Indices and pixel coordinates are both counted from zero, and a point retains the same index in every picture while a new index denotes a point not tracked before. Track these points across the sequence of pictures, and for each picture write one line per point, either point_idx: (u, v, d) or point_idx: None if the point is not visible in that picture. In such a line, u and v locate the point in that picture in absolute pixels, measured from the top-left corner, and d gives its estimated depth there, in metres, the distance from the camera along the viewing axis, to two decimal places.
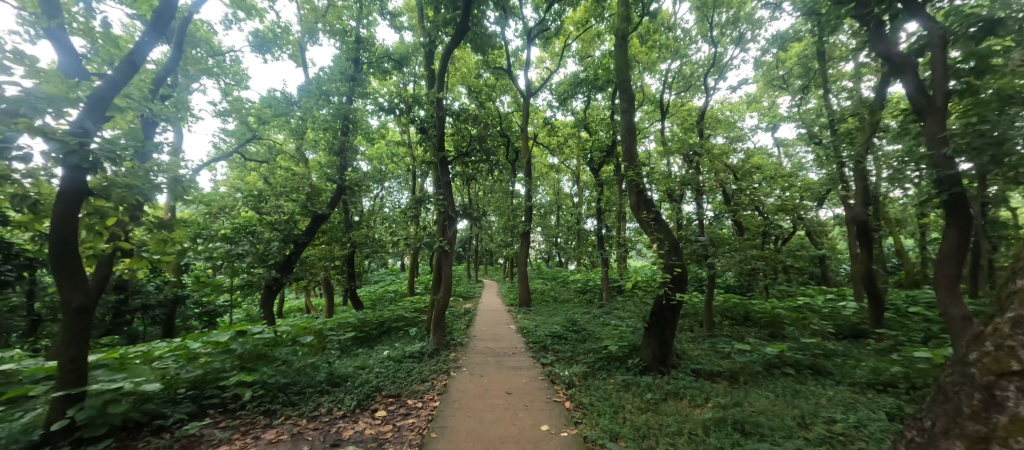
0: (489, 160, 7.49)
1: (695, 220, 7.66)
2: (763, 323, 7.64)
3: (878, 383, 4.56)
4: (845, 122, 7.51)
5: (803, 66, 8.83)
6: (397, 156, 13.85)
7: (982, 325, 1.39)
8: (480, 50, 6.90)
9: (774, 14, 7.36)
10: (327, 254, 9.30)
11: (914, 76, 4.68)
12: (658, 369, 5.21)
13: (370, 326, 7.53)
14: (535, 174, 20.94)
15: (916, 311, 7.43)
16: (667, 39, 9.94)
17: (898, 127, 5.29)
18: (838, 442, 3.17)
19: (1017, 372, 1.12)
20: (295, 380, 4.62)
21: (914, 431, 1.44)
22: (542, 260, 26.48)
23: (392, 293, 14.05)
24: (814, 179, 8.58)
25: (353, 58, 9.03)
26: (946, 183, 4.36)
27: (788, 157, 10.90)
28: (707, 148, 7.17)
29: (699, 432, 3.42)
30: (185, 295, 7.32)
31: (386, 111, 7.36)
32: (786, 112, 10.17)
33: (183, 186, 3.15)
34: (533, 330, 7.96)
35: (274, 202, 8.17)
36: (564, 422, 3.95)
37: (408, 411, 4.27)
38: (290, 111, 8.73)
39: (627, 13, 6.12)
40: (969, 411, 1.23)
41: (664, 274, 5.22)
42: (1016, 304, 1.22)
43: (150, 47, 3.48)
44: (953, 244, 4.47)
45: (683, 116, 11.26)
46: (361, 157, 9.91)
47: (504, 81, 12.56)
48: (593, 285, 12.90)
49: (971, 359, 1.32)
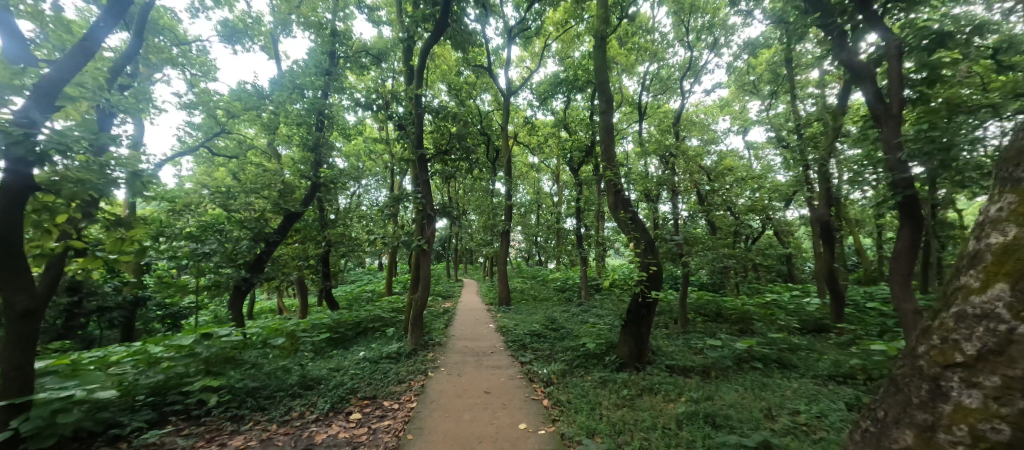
0: (469, 158, 7.48)
1: (670, 220, 7.84)
2: (733, 319, 7.92)
3: (838, 375, 4.83)
4: (810, 127, 7.90)
5: (772, 73, 9.20)
6: (374, 153, 13.59)
7: (929, 320, 1.46)
8: (460, 47, 6.94)
9: (746, 21, 7.61)
10: (300, 253, 9.11)
11: (871, 83, 4.89)
12: (634, 365, 5.32)
13: (346, 327, 7.36)
14: (515, 173, 20.94)
15: (873, 307, 7.89)
16: (644, 42, 10.15)
17: (858, 133, 5.57)
18: (801, 432, 3.34)
19: (961, 364, 1.20)
20: (265, 384, 4.48)
21: (868, 421, 1.51)
22: (522, 259, 26.52)
23: (369, 293, 13.79)
24: (782, 181, 8.96)
25: (329, 51, 8.82)
26: (900, 186, 4.63)
27: (758, 160, 11.38)
28: (683, 150, 7.44)
29: (672, 426, 3.51)
30: (146, 296, 6.91)
31: (363, 106, 7.21)
32: (756, 116, 10.58)
33: (143, 180, 2.97)
34: (512, 329, 7.96)
35: (244, 199, 7.86)
36: (541, 420, 3.97)
37: (384, 413, 4.20)
38: (262, 105, 8.39)
39: (607, 15, 6.21)
40: (917, 400, 1.30)
41: (638, 272, 5.33)
42: (959, 299, 1.29)
43: (106, 33, 3.25)
44: (906, 244, 4.75)
45: (660, 118, 11.52)
46: (338, 154, 9.64)
47: (484, 79, 12.53)
48: (572, 284, 13.05)
49: (920, 352, 1.38)
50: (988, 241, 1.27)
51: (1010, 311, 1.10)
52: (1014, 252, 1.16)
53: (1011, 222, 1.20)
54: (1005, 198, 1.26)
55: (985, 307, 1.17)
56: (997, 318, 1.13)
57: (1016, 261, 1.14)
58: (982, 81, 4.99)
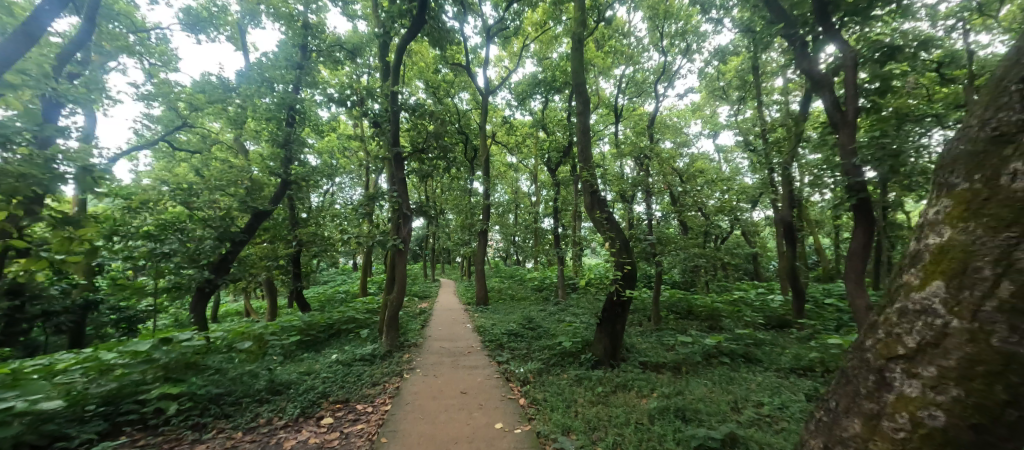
0: (447, 157, 7.41)
1: (644, 220, 8.02)
2: (703, 316, 8.21)
3: (799, 367, 5.10)
4: (774, 132, 8.30)
5: (740, 79, 9.59)
6: (349, 150, 13.26)
7: (876, 314, 1.54)
8: (438, 44, 6.89)
9: (717, 28, 7.88)
10: (269, 253, 8.78)
11: (829, 92, 5.16)
12: (608, 362, 5.43)
13: (317, 329, 7.17)
14: (493, 173, 20.87)
15: (830, 303, 8.39)
16: (620, 46, 10.39)
17: (817, 139, 5.89)
18: (764, 424, 3.51)
19: (903, 356, 1.29)
20: (229, 390, 4.29)
21: (821, 411, 1.60)
22: (499, 259, 26.51)
23: (342, 294, 13.41)
24: (749, 183, 9.36)
25: (300, 44, 8.54)
26: (854, 189, 4.94)
27: (727, 163, 11.84)
28: (656, 152, 7.66)
29: (644, 421, 3.60)
30: (98, 300, 6.46)
31: (337, 102, 7.00)
32: (726, 120, 11.00)
33: (96, 175, 2.77)
34: (489, 329, 7.95)
35: (208, 197, 7.34)
36: (517, 419, 3.99)
37: (357, 416, 4.11)
38: (228, 98, 8.00)
39: (584, 18, 6.28)
40: (865, 391, 1.39)
41: (613, 271, 5.44)
42: (902, 295, 1.37)
43: (52, 17, 3.04)
44: (860, 243, 5.06)
45: (635, 121, 11.77)
46: (310, 151, 9.34)
47: (462, 77, 12.44)
48: (549, 283, 13.17)
49: (867, 345, 1.47)
50: (925, 242, 1.35)
51: (945, 306, 1.19)
52: (950, 252, 1.23)
53: (946, 224, 1.27)
54: (941, 202, 1.33)
55: (923, 303, 1.26)
56: (934, 313, 1.23)
57: (951, 260, 1.23)
58: (927, 92, 5.39)
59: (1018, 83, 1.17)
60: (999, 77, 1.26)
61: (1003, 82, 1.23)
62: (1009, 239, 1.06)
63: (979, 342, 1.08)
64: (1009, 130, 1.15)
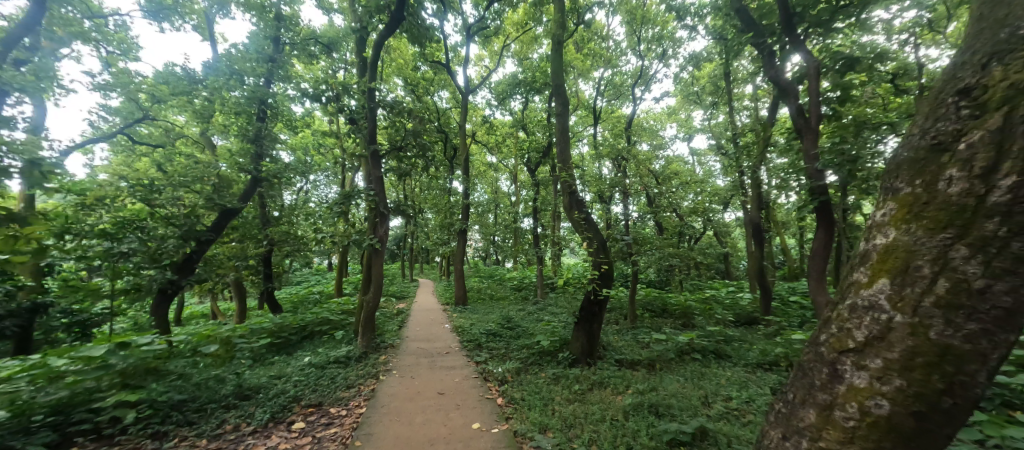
0: (425, 156, 7.32)
1: (621, 221, 8.17)
2: (677, 314, 8.45)
3: (765, 362, 5.34)
4: (744, 136, 8.64)
5: (713, 85, 9.91)
6: (324, 147, 12.92)
7: (828, 310, 1.61)
8: (417, 41, 6.80)
9: (691, 35, 8.12)
10: (238, 253, 8.44)
11: (794, 99, 5.39)
12: (585, 360, 5.52)
13: (289, 332, 6.95)
14: (472, 172, 20.75)
15: (795, 300, 8.79)
16: (599, 49, 10.58)
17: (784, 144, 6.17)
18: (733, 417, 3.66)
19: (852, 349, 1.36)
20: (193, 396, 4.12)
21: (780, 402, 1.67)
22: (479, 258, 26.43)
23: (317, 294, 13.03)
24: (721, 185, 9.71)
25: (273, 37, 8.25)
26: (817, 193, 5.19)
27: (700, 165, 12.23)
28: (633, 154, 7.82)
29: (619, 418, 3.68)
30: (48, 302, 6.02)
31: (312, 97, 6.80)
32: (699, 124, 11.36)
33: (43, 169, 2.59)
34: (468, 329, 7.91)
35: (172, 194, 7.00)
36: (495, 419, 3.99)
37: (330, 420, 4.01)
38: (194, 91, 7.65)
39: (563, 19, 6.32)
40: (819, 383, 1.47)
41: (591, 271, 5.51)
42: (852, 292, 1.44)
43: None
44: (821, 243, 5.33)
45: (613, 123, 12.00)
46: (282, 147, 9.04)
47: (442, 76, 12.33)
48: (529, 283, 13.22)
49: (820, 339, 1.53)
50: (873, 242, 1.41)
51: (890, 302, 1.27)
52: (895, 252, 1.30)
53: (891, 225, 1.34)
54: (887, 205, 1.40)
55: (871, 299, 1.34)
56: (880, 308, 1.30)
57: (895, 259, 1.30)
58: (882, 102, 5.74)
59: (955, 95, 1.26)
60: (938, 89, 1.35)
61: (941, 94, 1.32)
62: (946, 240, 1.15)
63: (918, 335, 1.18)
64: (947, 138, 1.24)
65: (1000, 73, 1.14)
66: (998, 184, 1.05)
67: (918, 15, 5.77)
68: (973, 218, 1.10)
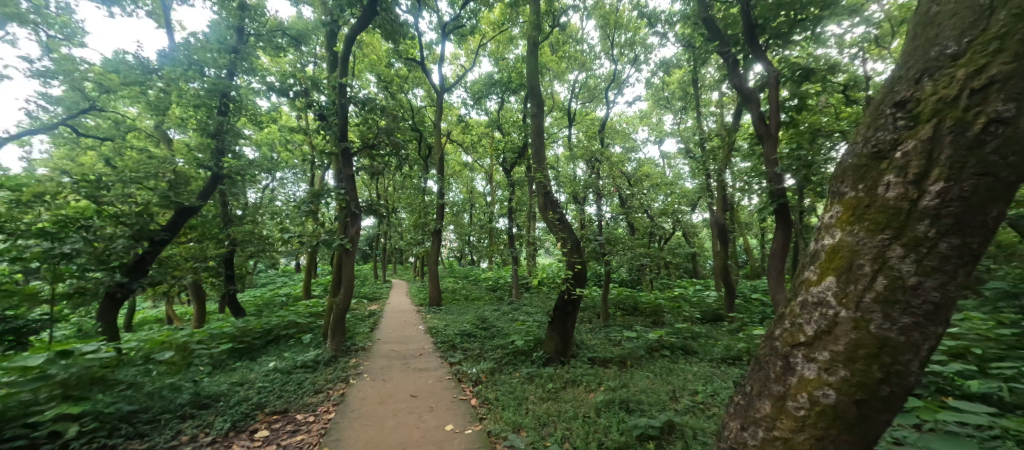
0: (399, 154, 7.15)
1: (595, 221, 8.30)
2: (647, 312, 8.71)
3: (729, 357, 5.59)
4: (711, 141, 9.02)
5: (683, 91, 10.30)
6: (292, 143, 12.45)
7: (782, 306, 1.70)
8: (391, 37, 6.68)
9: (662, 42, 8.38)
10: (197, 254, 7.99)
11: (755, 106, 5.63)
12: (559, 359, 5.58)
13: (252, 336, 6.64)
14: (448, 171, 20.55)
15: (756, 297, 9.27)
16: (574, 52, 10.77)
17: (747, 149, 6.47)
18: (698, 410, 3.81)
19: (804, 343, 1.43)
20: (145, 407, 3.87)
21: (739, 394, 1.75)
22: (454, 259, 26.22)
23: (283, 297, 12.51)
24: (689, 187, 10.07)
25: (236, 27, 7.87)
26: (776, 196, 5.48)
27: (670, 168, 12.66)
28: (606, 156, 8.01)
29: (592, 415, 3.74)
30: None
31: (279, 91, 6.52)
32: (669, 128, 11.78)
33: None
34: (442, 330, 7.82)
35: (122, 191, 6.52)
36: (468, 420, 3.98)
37: (296, 427, 3.87)
38: (148, 81, 7.20)
39: (539, 22, 6.37)
40: (774, 375, 1.55)
41: (565, 270, 5.58)
42: (802, 289, 1.51)
43: None
44: (780, 244, 5.63)
45: (588, 125, 12.25)
46: (246, 142, 8.64)
47: (417, 73, 12.17)
48: (504, 283, 13.24)
49: (775, 334, 1.61)
50: (821, 242, 1.49)
51: (837, 299, 1.34)
52: (840, 251, 1.39)
53: (837, 226, 1.42)
54: (833, 208, 1.48)
55: (819, 296, 1.42)
56: (828, 304, 1.38)
57: (841, 259, 1.38)
58: (835, 111, 6.15)
59: (892, 107, 1.36)
60: (878, 101, 1.45)
61: (881, 105, 1.42)
62: (884, 240, 1.25)
63: (861, 329, 1.27)
64: (886, 147, 1.34)
65: (931, 88, 1.25)
66: (928, 189, 1.16)
67: (866, 32, 6.21)
68: (907, 220, 1.20)
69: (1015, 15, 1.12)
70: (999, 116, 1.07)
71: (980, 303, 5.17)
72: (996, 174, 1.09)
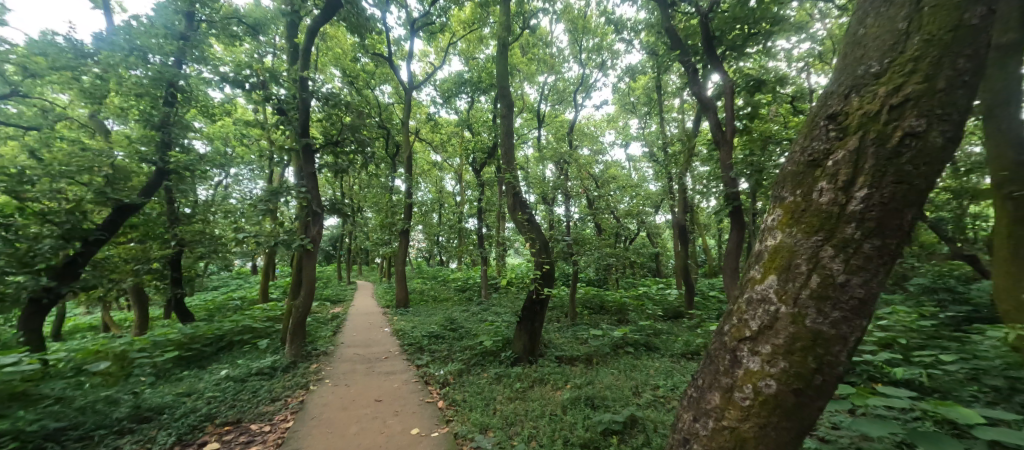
0: (365, 151, 6.94)
1: (564, 222, 8.39)
2: (613, 310, 8.97)
3: (688, 352, 5.86)
4: (672, 145, 9.44)
5: (647, 96, 10.70)
6: (249, 138, 11.78)
7: (731, 303, 1.79)
8: (357, 31, 6.47)
9: (628, 48, 8.65)
10: (139, 255, 7.38)
11: (713, 113, 5.94)
12: (527, 359, 5.63)
13: (201, 342, 6.23)
14: (416, 170, 20.16)
15: (714, 295, 9.77)
16: (543, 54, 10.99)
17: (706, 154, 6.82)
18: (659, 404, 3.97)
19: (749, 337, 1.53)
20: (76, 423, 3.53)
21: (693, 387, 1.83)
22: (423, 259, 25.76)
23: (237, 300, 11.79)
24: (653, 189, 10.47)
25: (186, 11, 7.34)
26: (731, 199, 5.80)
27: (635, 170, 13.09)
28: (574, 158, 8.18)
29: (558, 412, 3.80)
30: None
31: (233, 83, 6.15)
32: (635, 132, 12.17)
33: None
34: (409, 332, 7.67)
35: (50, 185, 5.81)
36: (435, 422, 3.93)
37: (250, 438, 3.67)
38: (82, 66, 6.58)
39: (509, 23, 6.39)
40: (723, 368, 1.64)
41: (534, 270, 5.63)
42: (749, 286, 1.61)
43: None
44: (734, 244, 5.95)
45: (557, 127, 12.44)
46: (196, 136, 8.08)
47: (384, 69, 11.89)
48: (473, 284, 13.16)
49: (724, 329, 1.71)
50: (765, 243, 1.58)
51: (778, 296, 1.44)
52: (779, 252, 1.49)
53: (777, 228, 1.52)
54: (775, 211, 1.58)
55: (763, 292, 1.51)
56: (770, 301, 1.47)
57: (780, 258, 1.48)
58: (783, 120, 6.60)
59: (826, 120, 1.48)
60: (814, 114, 1.57)
61: (816, 117, 1.54)
62: (818, 241, 1.36)
63: (798, 323, 1.38)
64: (819, 156, 1.45)
65: (857, 103, 1.38)
66: (855, 195, 1.28)
67: (811, 47, 6.69)
68: (837, 223, 1.32)
69: (926, 40, 1.26)
70: (912, 130, 1.22)
71: (906, 298, 5.74)
72: (909, 182, 1.23)
